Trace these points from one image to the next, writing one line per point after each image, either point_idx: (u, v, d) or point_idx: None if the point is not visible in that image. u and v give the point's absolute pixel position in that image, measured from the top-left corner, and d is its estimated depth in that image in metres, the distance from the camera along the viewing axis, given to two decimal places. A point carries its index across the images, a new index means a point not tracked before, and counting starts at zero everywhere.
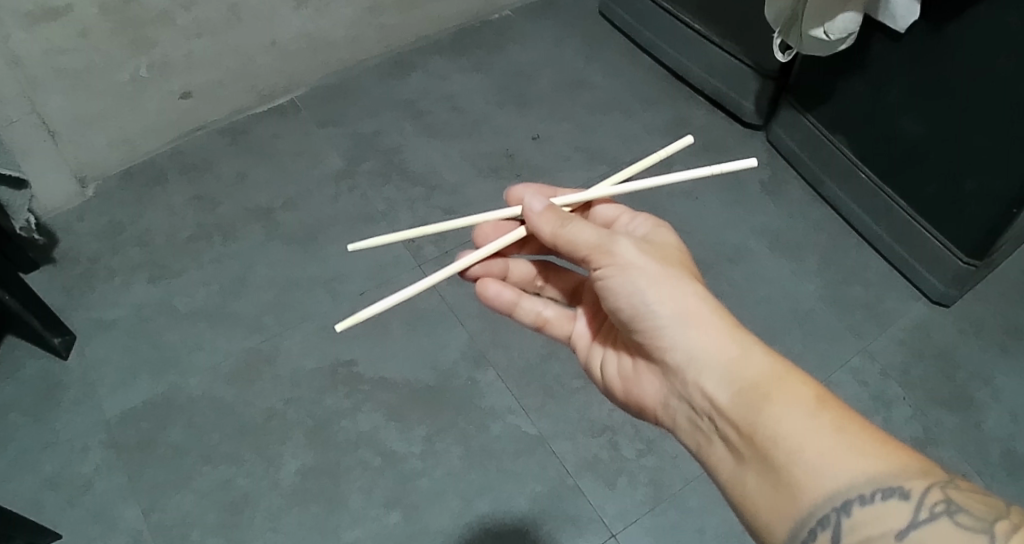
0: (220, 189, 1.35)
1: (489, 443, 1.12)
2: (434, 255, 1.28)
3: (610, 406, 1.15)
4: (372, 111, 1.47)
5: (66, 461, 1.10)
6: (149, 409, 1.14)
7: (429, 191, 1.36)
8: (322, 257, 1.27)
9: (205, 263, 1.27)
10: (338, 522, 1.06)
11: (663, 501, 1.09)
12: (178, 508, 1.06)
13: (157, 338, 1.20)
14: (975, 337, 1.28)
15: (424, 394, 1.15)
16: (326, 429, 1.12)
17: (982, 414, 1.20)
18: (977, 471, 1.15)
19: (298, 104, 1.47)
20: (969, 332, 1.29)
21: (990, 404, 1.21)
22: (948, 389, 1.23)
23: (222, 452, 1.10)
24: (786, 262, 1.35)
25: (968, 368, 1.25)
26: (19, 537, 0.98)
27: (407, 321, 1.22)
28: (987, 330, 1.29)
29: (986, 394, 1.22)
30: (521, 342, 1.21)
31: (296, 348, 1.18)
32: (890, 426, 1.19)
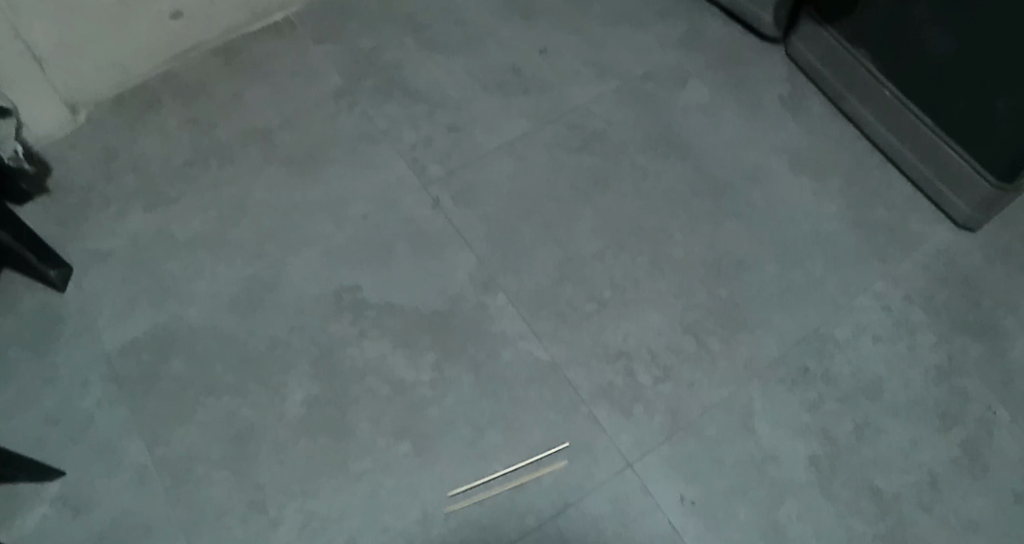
0: (215, 111, 1.27)
1: (500, 369, 1.09)
2: (439, 176, 1.22)
3: (624, 332, 1.13)
4: (372, 24, 1.37)
5: (68, 397, 1.09)
6: (151, 341, 1.10)
7: (432, 108, 1.29)
8: (323, 179, 1.21)
9: (203, 188, 1.20)
10: (347, 452, 1.04)
11: (681, 430, 1.09)
12: (184, 442, 1.06)
13: (155, 268, 1.14)
14: (1001, 264, 1.25)
15: (431, 323, 1.11)
16: (332, 358, 1.09)
17: (1009, 345, 1.19)
18: (1001, 401, 1.15)
19: (294, 20, 1.38)
20: (994, 258, 1.25)
21: (1016, 333, 1.19)
22: (973, 316, 1.21)
23: (226, 383, 1.08)
24: (808, 182, 1.28)
25: (993, 296, 1.22)
26: (22, 476, 1.00)
27: (412, 245, 1.16)
28: (1013, 257, 1.25)
29: (1012, 323, 1.20)
30: (532, 267, 1.16)
31: (298, 274, 1.14)
32: (915, 354, 1.18)
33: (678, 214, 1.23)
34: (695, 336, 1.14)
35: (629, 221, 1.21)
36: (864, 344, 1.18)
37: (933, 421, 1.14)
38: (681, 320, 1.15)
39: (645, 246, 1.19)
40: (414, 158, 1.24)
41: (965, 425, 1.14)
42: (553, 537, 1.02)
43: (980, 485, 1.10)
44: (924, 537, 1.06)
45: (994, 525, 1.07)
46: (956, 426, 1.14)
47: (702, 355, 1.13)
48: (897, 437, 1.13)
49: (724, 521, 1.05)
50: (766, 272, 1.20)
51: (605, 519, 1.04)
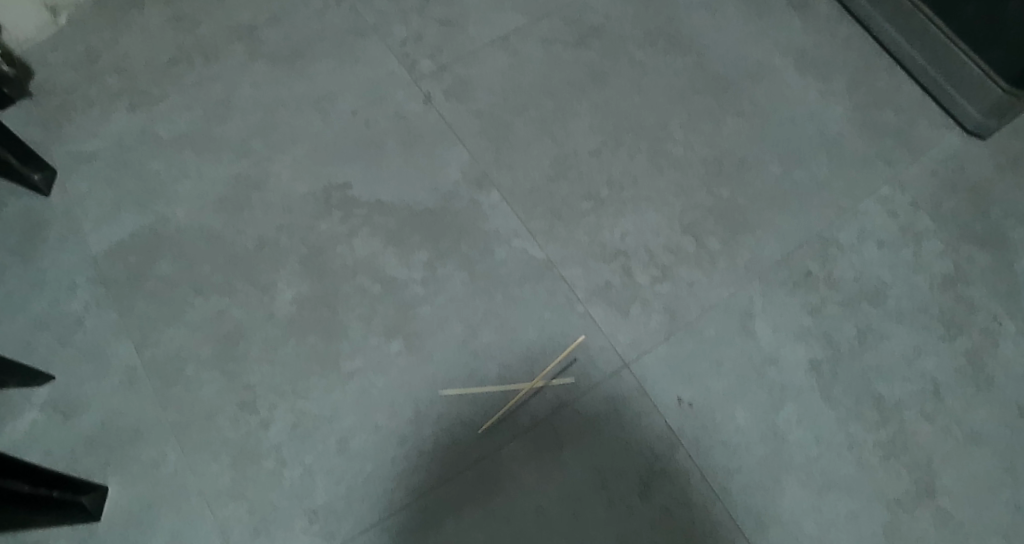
0: (199, 7, 1.23)
1: (493, 267, 1.07)
2: (431, 70, 1.19)
3: (621, 230, 1.11)
4: None
5: (55, 300, 1.05)
6: (137, 242, 1.08)
7: (424, 2, 1.24)
8: (310, 76, 1.18)
9: (187, 86, 1.17)
10: (337, 352, 1.02)
11: (679, 330, 1.06)
12: (171, 343, 1.03)
13: (140, 168, 1.12)
14: (1012, 173, 1.21)
15: (422, 218, 1.09)
16: (321, 256, 1.07)
17: (1019, 255, 1.15)
18: (1009, 313, 1.12)
19: None
20: (1005, 167, 1.21)
21: None
22: (982, 225, 1.17)
23: (213, 282, 1.05)
24: (812, 82, 1.24)
25: (1004, 205, 1.18)
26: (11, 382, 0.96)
27: (402, 139, 1.14)
28: None
29: (1022, 234, 1.16)
30: (526, 162, 1.13)
31: (286, 172, 1.11)
32: (921, 261, 1.15)
33: (677, 110, 1.19)
34: (694, 237, 1.11)
35: (627, 117, 1.18)
36: (869, 249, 1.14)
37: (938, 329, 1.11)
38: (680, 220, 1.12)
39: (643, 143, 1.16)
40: (405, 52, 1.20)
41: (971, 335, 1.11)
42: (547, 439, 1.00)
43: (983, 397, 1.07)
44: (924, 447, 1.05)
45: (996, 438, 1.05)
46: (961, 336, 1.11)
47: (702, 255, 1.10)
48: (901, 344, 1.10)
49: (722, 424, 1.03)
50: (768, 171, 1.17)
51: (600, 420, 1.02)
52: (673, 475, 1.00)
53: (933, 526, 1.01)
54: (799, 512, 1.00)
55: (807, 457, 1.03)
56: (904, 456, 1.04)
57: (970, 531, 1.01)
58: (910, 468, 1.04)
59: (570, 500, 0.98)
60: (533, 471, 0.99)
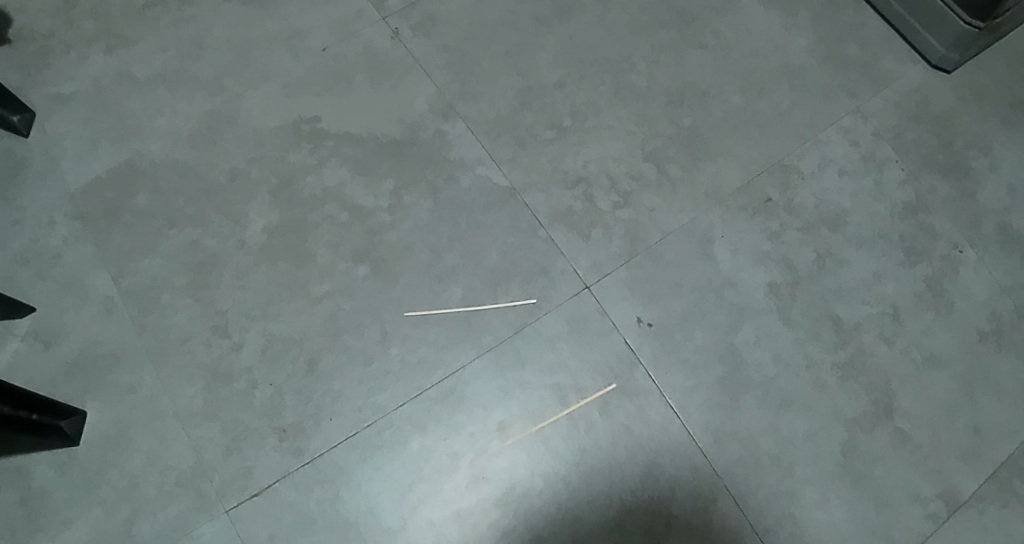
0: None
1: (459, 195, 1.11)
2: (399, 8, 1.21)
3: (584, 158, 1.14)
4: None
5: (34, 235, 1.07)
6: (114, 178, 1.10)
7: None
8: (281, 15, 1.21)
9: (162, 28, 1.19)
10: (307, 277, 1.06)
11: (639, 254, 1.09)
12: (147, 272, 1.05)
13: (117, 107, 1.14)
14: (975, 105, 1.22)
15: (389, 148, 1.13)
16: (291, 187, 1.10)
17: (980, 185, 1.17)
18: (969, 241, 1.14)
19: None
20: (969, 99, 1.22)
21: (986, 173, 1.17)
22: (945, 155, 1.18)
23: (186, 214, 1.08)
24: (777, 16, 1.25)
25: (966, 136, 1.20)
26: None
27: (370, 74, 1.17)
28: (988, 98, 1.22)
29: (984, 165, 1.18)
30: (492, 93, 1.17)
31: (258, 107, 1.14)
32: (881, 190, 1.16)
33: (641, 44, 1.21)
34: (656, 164, 1.14)
35: (592, 50, 1.20)
36: (830, 177, 1.16)
37: (898, 255, 1.13)
38: (642, 148, 1.15)
39: (607, 76, 1.19)
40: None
41: (931, 261, 1.12)
42: (509, 358, 1.03)
43: (942, 320, 1.09)
44: (882, 368, 1.06)
45: (955, 360, 1.07)
46: (920, 262, 1.12)
47: (663, 181, 1.14)
48: (860, 268, 1.12)
49: (681, 344, 1.06)
50: (729, 102, 1.19)
51: (561, 341, 1.04)
52: (632, 394, 1.03)
53: (890, 444, 1.03)
54: (756, 429, 1.03)
55: (765, 376, 1.05)
56: (863, 377, 1.06)
57: (926, 448, 1.03)
58: (868, 389, 1.05)
59: (531, 417, 1.01)
60: (496, 389, 1.02)
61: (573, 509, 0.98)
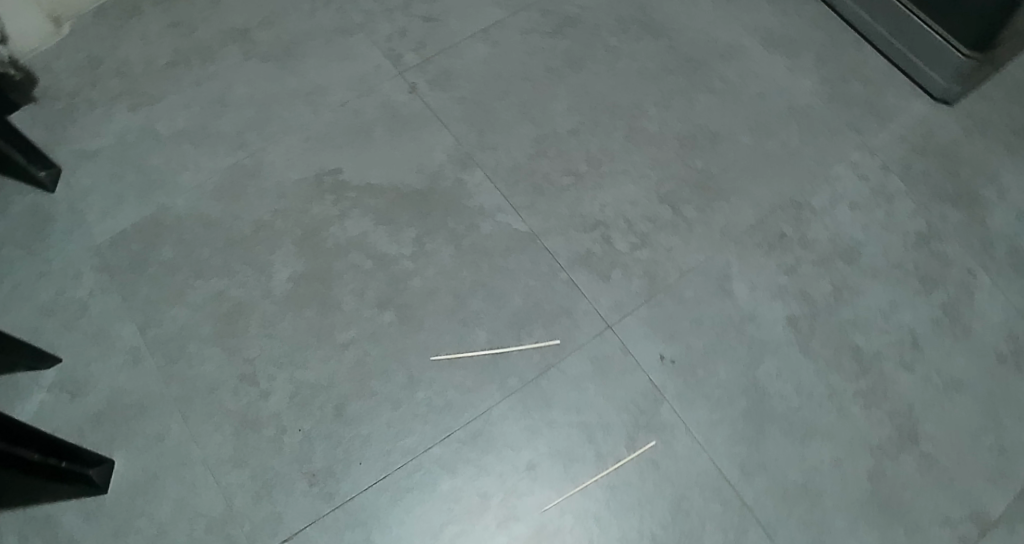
0: (195, 14, 1.29)
1: (480, 241, 1.13)
2: (415, 63, 1.26)
3: (601, 201, 1.16)
4: None
5: (63, 288, 1.08)
6: (140, 231, 1.12)
7: (408, 2, 1.31)
8: (301, 72, 1.25)
9: (186, 87, 1.23)
10: (333, 324, 1.07)
11: (659, 292, 1.11)
12: (174, 322, 1.06)
13: (142, 163, 1.17)
14: (980, 135, 1.25)
15: (409, 197, 1.15)
16: (315, 236, 1.12)
17: (989, 213, 1.19)
18: (983, 267, 1.15)
19: None
20: (973, 130, 1.25)
21: (995, 201, 1.20)
22: (953, 185, 1.21)
23: (212, 265, 1.10)
24: (781, 59, 1.30)
25: (973, 166, 1.22)
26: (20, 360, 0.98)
27: (389, 126, 1.20)
28: (992, 128, 1.25)
29: (992, 193, 1.20)
30: (508, 142, 1.20)
31: (281, 160, 1.18)
32: (893, 221, 1.18)
33: (651, 90, 1.25)
34: (670, 205, 1.17)
35: (604, 98, 1.24)
36: (841, 211, 1.18)
37: (914, 284, 1.14)
38: (657, 190, 1.18)
39: (619, 122, 1.22)
40: (390, 48, 1.27)
41: (946, 289, 1.14)
42: (535, 398, 1.04)
43: (963, 346, 1.10)
44: (906, 396, 1.07)
45: (980, 386, 1.08)
46: (936, 290, 1.14)
47: (679, 221, 1.16)
48: (877, 299, 1.13)
49: (704, 380, 1.06)
50: (739, 143, 1.22)
51: (586, 379, 1.05)
52: (658, 429, 1.03)
53: (920, 471, 1.03)
54: (785, 462, 1.03)
55: (790, 408, 1.06)
56: (888, 405, 1.06)
57: (955, 474, 1.03)
58: (893, 416, 1.06)
59: (559, 455, 1.01)
60: (523, 428, 1.02)
61: None
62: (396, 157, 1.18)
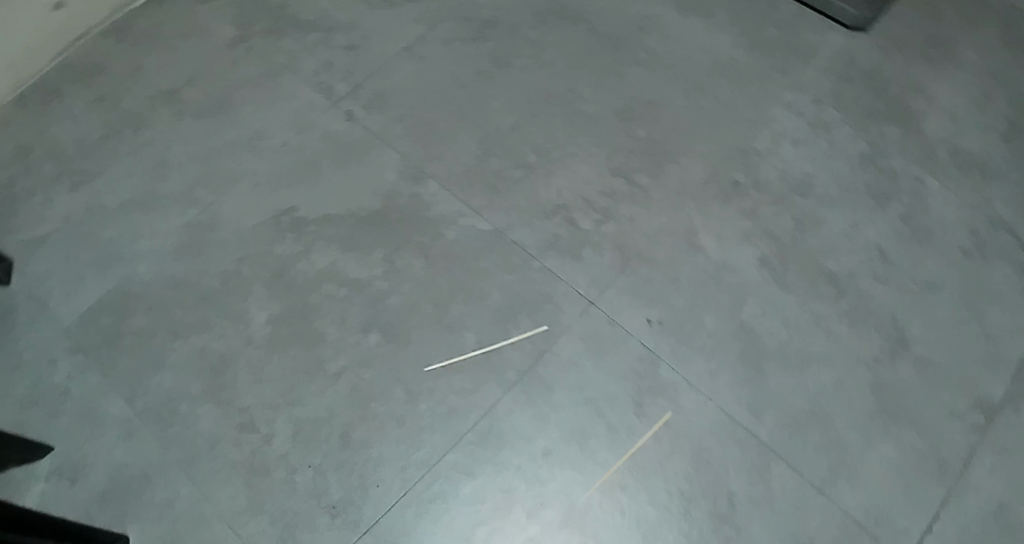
0: (118, 85, 1.26)
1: (448, 248, 1.13)
2: (347, 92, 1.26)
3: (557, 187, 1.18)
4: None
5: (38, 377, 1.05)
6: (107, 305, 1.10)
7: (327, 34, 1.31)
8: (237, 121, 1.23)
9: (125, 157, 1.20)
10: (321, 356, 1.06)
11: (632, 260, 1.13)
12: (160, 388, 1.04)
13: (95, 238, 1.14)
14: (898, 53, 1.30)
15: (369, 220, 1.15)
16: (285, 275, 1.11)
17: (923, 122, 1.24)
18: (930, 172, 1.20)
19: None
20: (890, 50, 1.30)
21: (926, 110, 1.25)
22: (884, 104, 1.26)
23: (187, 324, 1.08)
24: (697, 20, 1.33)
25: (898, 82, 1.28)
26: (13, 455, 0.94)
27: (335, 157, 1.20)
28: (907, 45, 1.31)
29: (921, 103, 1.26)
30: (455, 149, 1.21)
31: (235, 208, 1.16)
32: (836, 148, 1.22)
33: (580, 73, 1.28)
34: (624, 177, 1.19)
35: (538, 90, 1.26)
36: (786, 148, 1.22)
37: (870, 202, 1.18)
38: (608, 165, 1.20)
39: (557, 110, 1.24)
40: (319, 81, 1.27)
41: (901, 200, 1.18)
42: (536, 386, 1.04)
43: (929, 249, 1.14)
44: (887, 308, 1.10)
45: (954, 283, 1.12)
46: (892, 203, 1.18)
47: (635, 190, 1.18)
48: (839, 223, 1.16)
49: (694, 333, 1.08)
50: (676, 106, 1.25)
51: (581, 358, 1.06)
52: (661, 391, 1.04)
53: (917, 373, 1.06)
54: (789, 394, 1.04)
55: (782, 342, 1.08)
56: (872, 319, 1.09)
57: (949, 369, 1.06)
58: (880, 328, 1.09)
59: (572, 435, 1.02)
60: (531, 418, 1.02)
61: (636, 513, 0.98)
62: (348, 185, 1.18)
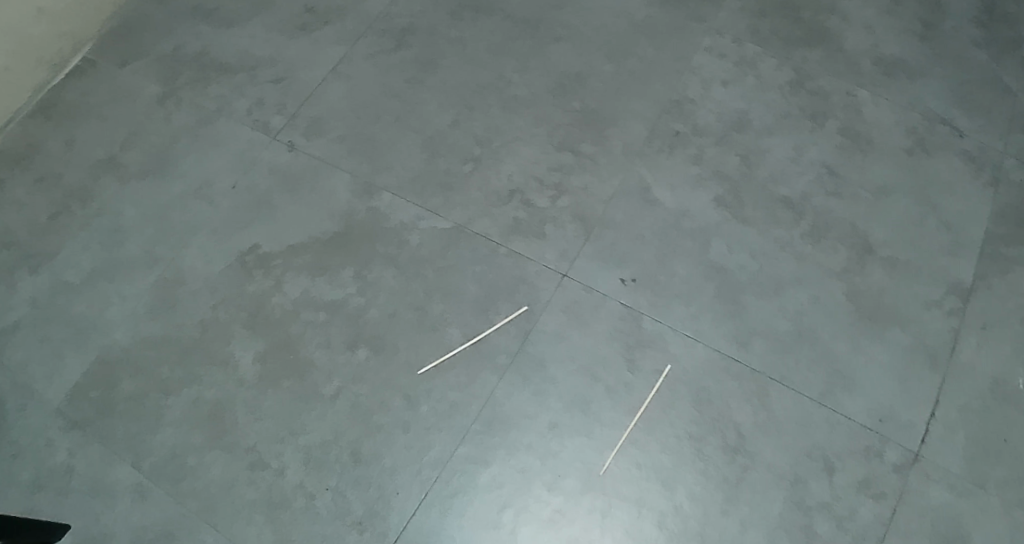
0: (55, 162, 1.23)
1: (415, 252, 1.15)
2: (283, 124, 1.26)
3: (506, 172, 1.20)
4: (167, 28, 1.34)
5: (40, 462, 1.03)
6: (94, 377, 1.09)
7: (251, 73, 1.30)
8: (181, 173, 1.22)
9: (80, 232, 1.18)
10: (315, 383, 1.07)
11: (594, 227, 1.15)
12: (164, 446, 1.04)
13: (65, 316, 1.13)
14: None
15: (331, 242, 1.16)
16: (262, 311, 1.12)
17: (842, 39, 1.28)
18: (858, 85, 1.24)
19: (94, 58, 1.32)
20: None
21: (842, 27, 1.29)
22: (802, 30, 1.30)
23: (176, 380, 1.08)
24: None
25: (811, 6, 1.32)
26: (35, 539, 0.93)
27: (285, 189, 1.21)
28: None
29: (836, 21, 1.30)
30: (400, 157, 1.22)
31: (198, 258, 1.16)
32: (764, 80, 1.26)
33: (505, 61, 1.29)
34: (570, 149, 1.21)
35: (468, 85, 1.27)
36: (717, 90, 1.25)
37: (807, 124, 1.22)
38: (552, 142, 1.22)
39: (491, 100, 1.26)
40: (254, 119, 1.26)
41: (836, 116, 1.22)
42: (529, 365, 1.06)
43: (872, 156, 1.19)
44: (842, 220, 1.14)
45: (902, 183, 1.17)
46: (829, 120, 1.22)
47: (582, 161, 1.20)
48: (783, 150, 1.20)
49: (668, 283, 1.11)
50: (604, 72, 1.27)
51: (567, 329, 1.08)
52: (649, 343, 1.07)
53: (885, 274, 1.11)
54: (770, 320, 1.08)
55: (753, 273, 1.11)
56: (833, 233, 1.13)
57: (912, 263, 1.11)
58: (842, 239, 1.13)
59: (574, 403, 1.04)
60: (531, 396, 1.05)
61: (651, 463, 1.01)
62: (303, 212, 1.19)
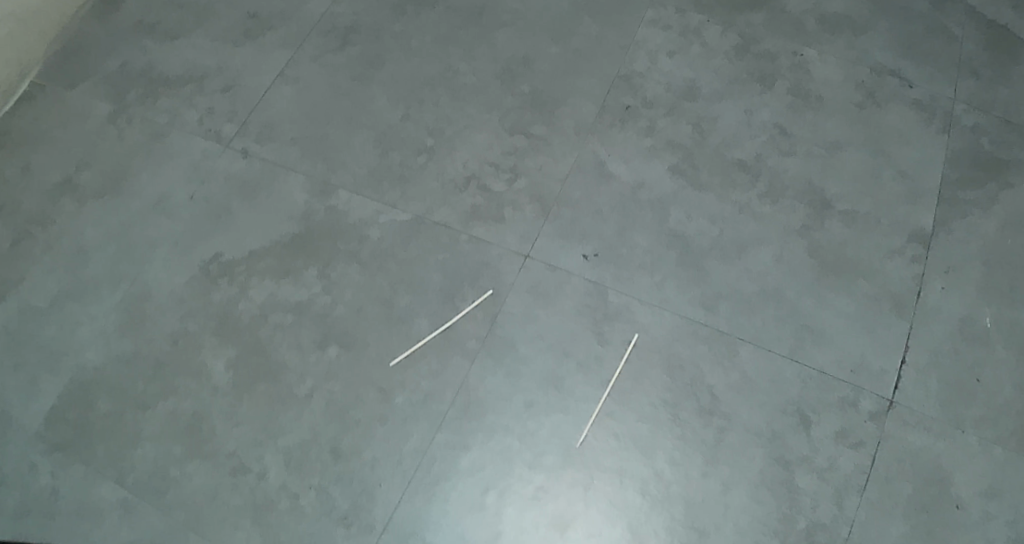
0: (11, 188, 1.22)
1: (377, 247, 1.15)
2: (235, 132, 1.26)
3: (462, 160, 1.21)
4: (111, 46, 1.33)
5: (23, 487, 1.04)
6: (69, 399, 1.09)
7: (200, 84, 1.30)
8: (138, 190, 1.22)
9: (43, 255, 1.18)
10: (288, 385, 1.07)
11: (553, 206, 1.16)
12: (145, 460, 1.04)
13: (34, 341, 1.12)
14: None
15: (293, 244, 1.16)
16: (230, 319, 1.12)
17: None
18: (803, 43, 1.26)
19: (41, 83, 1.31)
20: None
21: None
22: None
23: (151, 394, 1.08)
24: None
25: None
26: None
27: (243, 195, 1.21)
28: None
29: None
30: (354, 155, 1.22)
31: (163, 272, 1.16)
32: (710, 47, 1.27)
33: (451, 50, 1.29)
34: (522, 132, 1.22)
35: (416, 77, 1.28)
36: (664, 61, 1.26)
37: (756, 87, 1.23)
38: (503, 126, 1.23)
39: (440, 90, 1.26)
40: (206, 129, 1.26)
41: (783, 76, 1.23)
42: (499, 347, 1.07)
43: (822, 113, 1.20)
44: (796, 179, 1.15)
45: (853, 136, 1.18)
46: (777, 81, 1.23)
47: (535, 142, 1.21)
48: (734, 114, 1.21)
49: (630, 255, 1.12)
50: (550, 53, 1.27)
51: (533, 309, 1.09)
52: (615, 316, 1.08)
53: (842, 227, 1.12)
54: (732, 282, 1.09)
55: (713, 237, 1.12)
56: (789, 191, 1.15)
57: (869, 214, 1.13)
58: (798, 197, 1.14)
59: (546, 381, 1.05)
60: (504, 378, 1.06)
61: (628, 432, 1.02)
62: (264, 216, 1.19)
